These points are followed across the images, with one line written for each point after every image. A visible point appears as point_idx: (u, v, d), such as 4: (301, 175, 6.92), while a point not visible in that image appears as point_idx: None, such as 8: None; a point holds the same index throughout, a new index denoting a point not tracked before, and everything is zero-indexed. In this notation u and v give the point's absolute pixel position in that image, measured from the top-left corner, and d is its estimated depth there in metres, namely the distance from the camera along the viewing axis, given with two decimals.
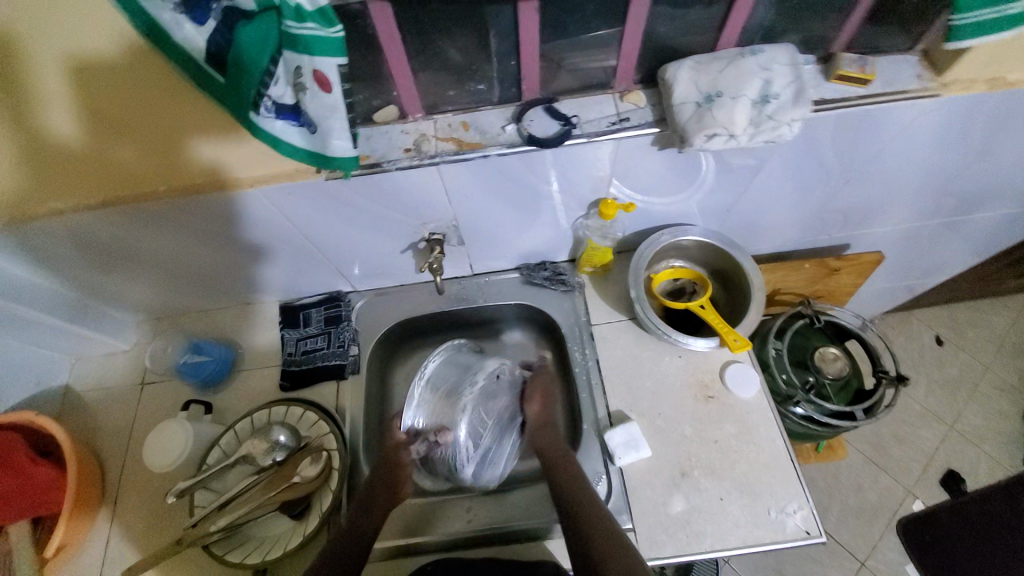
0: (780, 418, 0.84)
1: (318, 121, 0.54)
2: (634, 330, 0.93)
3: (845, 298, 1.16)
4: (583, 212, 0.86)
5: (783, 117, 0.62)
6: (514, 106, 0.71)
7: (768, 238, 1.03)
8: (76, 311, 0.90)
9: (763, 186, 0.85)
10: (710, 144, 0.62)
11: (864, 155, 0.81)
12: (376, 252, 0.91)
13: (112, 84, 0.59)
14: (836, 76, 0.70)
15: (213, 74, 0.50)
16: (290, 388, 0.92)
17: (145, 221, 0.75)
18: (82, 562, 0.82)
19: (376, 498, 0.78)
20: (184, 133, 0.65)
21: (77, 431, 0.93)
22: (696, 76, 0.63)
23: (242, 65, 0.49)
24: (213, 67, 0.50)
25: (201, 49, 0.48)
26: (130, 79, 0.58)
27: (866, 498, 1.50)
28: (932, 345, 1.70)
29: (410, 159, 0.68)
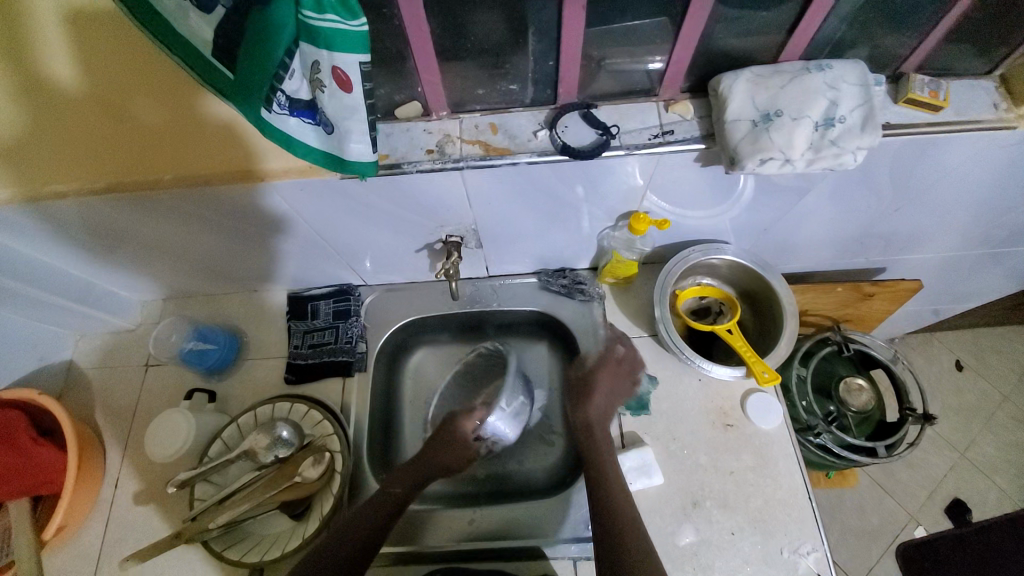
0: (800, 452, 0.81)
1: (337, 122, 0.50)
2: (653, 348, 0.89)
3: (874, 323, 1.10)
4: (610, 223, 0.82)
5: (847, 143, 0.56)
6: (548, 109, 0.66)
7: (800, 259, 0.97)
8: (80, 290, 0.88)
9: (806, 208, 0.79)
10: (762, 168, 0.57)
11: (920, 184, 0.75)
12: (389, 249, 0.87)
13: (122, 60, 0.57)
14: (906, 100, 0.64)
15: (222, 70, 0.45)
16: (294, 381, 0.90)
17: (151, 209, 0.72)
18: (81, 542, 0.82)
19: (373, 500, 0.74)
20: (195, 117, 0.63)
21: (81, 409, 0.92)
22: (754, 91, 0.57)
23: (253, 59, 0.44)
24: (221, 60, 0.45)
25: (209, 41, 0.44)
26: (141, 54, 0.56)
27: (867, 522, 1.46)
28: (952, 370, 1.63)
29: (432, 162, 0.63)
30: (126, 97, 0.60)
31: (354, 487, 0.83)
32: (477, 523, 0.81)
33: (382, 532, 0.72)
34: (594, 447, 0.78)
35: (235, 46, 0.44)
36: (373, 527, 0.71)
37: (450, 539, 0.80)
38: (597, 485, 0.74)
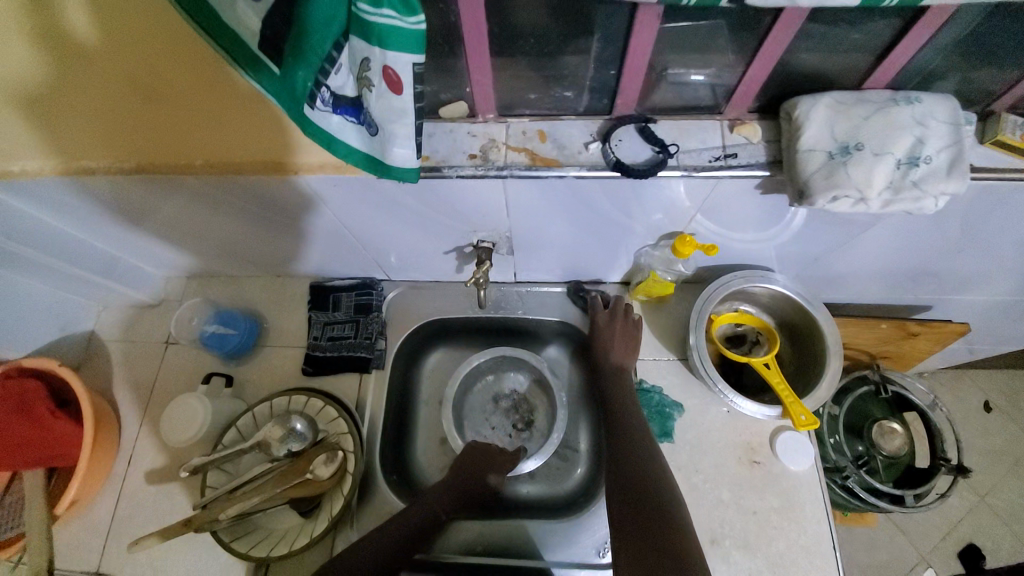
0: (829, 497, 0.78)
1: (382, 124, 0.46)
2: (682, 373, 0.85)
3: (911, 363, 1.04)
4: (652, 241, 0.78)
5: (930, 186, 0.54)
6: (602, 120, 0.62)
7: (844, 292, 0.91)
8: (103, 264, 0.88)
9: (864, 244, 0.74)
10: (833, 205, 0.55)
11: (993, 230, 0.69)
12: (419, 248, 0.84)
13: (144, 34, 0.55)
14: (993, 141, 0.59)
15: (269, 64, 0.43)
16: (312, 373, 0.89)
17: (178, 191, 0.71)
18: (93, 515, 0.83)
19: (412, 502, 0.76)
20: (219, 98, 0.60)
21: (100, 382, 0.92)
22: (834, 120, 0.55)
23: (299, 54, 0.41)
24: (267, 52, 0.42)
25: (256, 31, 0.41)
26: (162, 28, 0.54)
27: (876, 558, 1.25)
28: (979, 411, 1.37)
29: (474, 168, 0.60)
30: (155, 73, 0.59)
31: (363, 488, 0.82)
32: (485, 537, 0.80)
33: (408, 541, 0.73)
34: (622, 457, 0.72)
35: (283, 38, 0.42)
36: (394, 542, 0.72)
37: (457, 549, 0.80)
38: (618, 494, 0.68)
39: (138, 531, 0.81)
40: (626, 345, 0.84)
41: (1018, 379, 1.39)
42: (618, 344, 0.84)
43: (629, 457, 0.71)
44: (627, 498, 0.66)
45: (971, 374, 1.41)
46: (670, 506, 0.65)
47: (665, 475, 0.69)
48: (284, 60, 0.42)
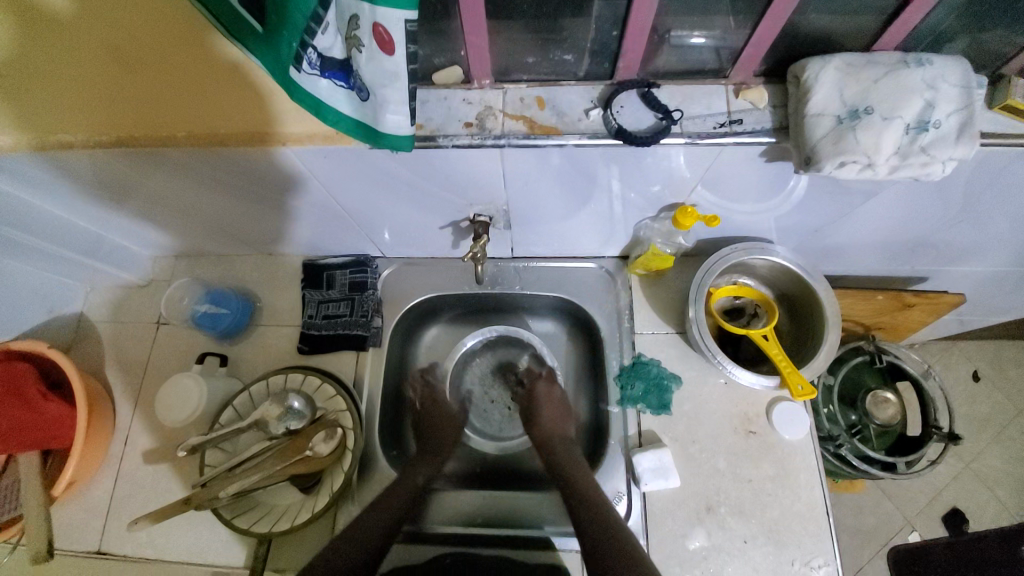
0: (823, 465, 0.79)
1: (374, 89, 0.44)
2: (681, 346, 0.85)
3: (904, 334, 1.05)
4: (652, 214, 0.77)
5: (937, 152, 0.52)
6: (604, 86, 0.60)
7: (842, 264, 0.91)
8: (88, 243, 0.85)
9: (865, 214, 0.73)
10: (840, 171, 0.53)
11: (998, 199, 0.68)
12: (414, 223, 0.82)
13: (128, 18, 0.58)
14: (1001, 106, 0.58)
15: (252, 23, 0.41)
16: (308, 352, 0.88)
17: (163, 165, 0.67)
18: (92, 495, 0.83)
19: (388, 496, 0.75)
20: (203, 66, 0.60)
21: (91, 363, 0.90)
22: (843, 82, 0.53)
23: (284, 12, 0.38)
24: (249, 11, 0.41)
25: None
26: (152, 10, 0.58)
27: (863, 522, 1.29)
28: (967, 380, 1.40)
29: (470, 138, 0.57)
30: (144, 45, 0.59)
31: (364, 463, 0.82)
32: (485, 509, 0.81)
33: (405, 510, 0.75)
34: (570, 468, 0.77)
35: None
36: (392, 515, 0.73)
37: (456, 521, 0.80)
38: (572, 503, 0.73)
39: (138, 510, 0.82)
40: (557, 412, 0.85)
41: (1005, 349, 1.41)
42: (548, 411, 0.85)
43: (576, 479, 0.76)
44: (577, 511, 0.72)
45: (961, 345, 1.42)
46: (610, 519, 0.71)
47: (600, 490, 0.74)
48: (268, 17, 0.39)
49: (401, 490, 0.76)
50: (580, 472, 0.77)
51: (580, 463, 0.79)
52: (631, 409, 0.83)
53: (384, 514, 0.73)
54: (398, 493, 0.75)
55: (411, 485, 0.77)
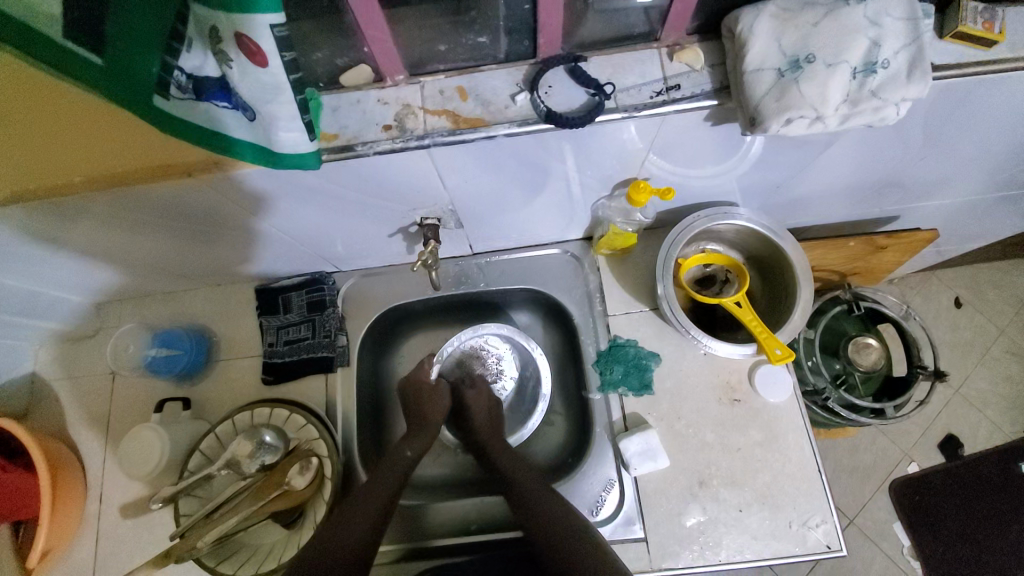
0: (810, 423, 0.78)
1: (257, 107, 0.42)
2: (656, 323, 0.83)
3: (880, 276, 1.04)
4: (606, 193, 0.73)
5: (890, 94, 0.49)
6: (529, 66, 0.56)
7: (810, 216, 0.88)
8: (22, 304, 0.79)
9: (825, 164, 0.70)
10: (789, 128, 0.50)
11: (960, 130, 0.65)
12: (361, 235, 0.78)
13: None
14: (953, 34, 0.54)
15: (90, 56, 0.39)
16: (273, 381, 0.84)
17: (74, 214, 0.62)
18: (75, 559, 0.79)
19: (359, 508, 0.68)
20: (98, 120, 0.55)
21: (53, 424, 0.86)
22: (781, 31, 0.50)
23: (136, 38, 0.38)
24: (81, 44, 0.39)
25: (57, 15, 0.38)
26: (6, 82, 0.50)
27: (860, 460, 1.30)
28: (949, 308, 1.38)
29: (391, 142, 0.54)
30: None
31: (348, 485, 0.80)
32: (476, 515, 0.80)
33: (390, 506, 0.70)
34: (516, 471, 0.76)
35: (99, 19, 0.38)
36: (379, 510, 0.69)
37: (450, 529, 0.79)
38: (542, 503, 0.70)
39: (123, 568, 0.78)
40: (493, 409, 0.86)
41: (984, 271, 1.40)
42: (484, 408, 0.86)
43: (527, 484, 0.73)
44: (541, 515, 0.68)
45: (939, 273, 1.41)
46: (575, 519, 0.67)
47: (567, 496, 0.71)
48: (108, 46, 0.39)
49: (376, 495, 0.70)
50: (529, 478, 0.74)
51: (525, 465, 0.77)
52: (613, 394, 0.80)
53: (369, 511, 0.68)
54: (387, 480, 0.72)
55: (387, 489, 0.71)
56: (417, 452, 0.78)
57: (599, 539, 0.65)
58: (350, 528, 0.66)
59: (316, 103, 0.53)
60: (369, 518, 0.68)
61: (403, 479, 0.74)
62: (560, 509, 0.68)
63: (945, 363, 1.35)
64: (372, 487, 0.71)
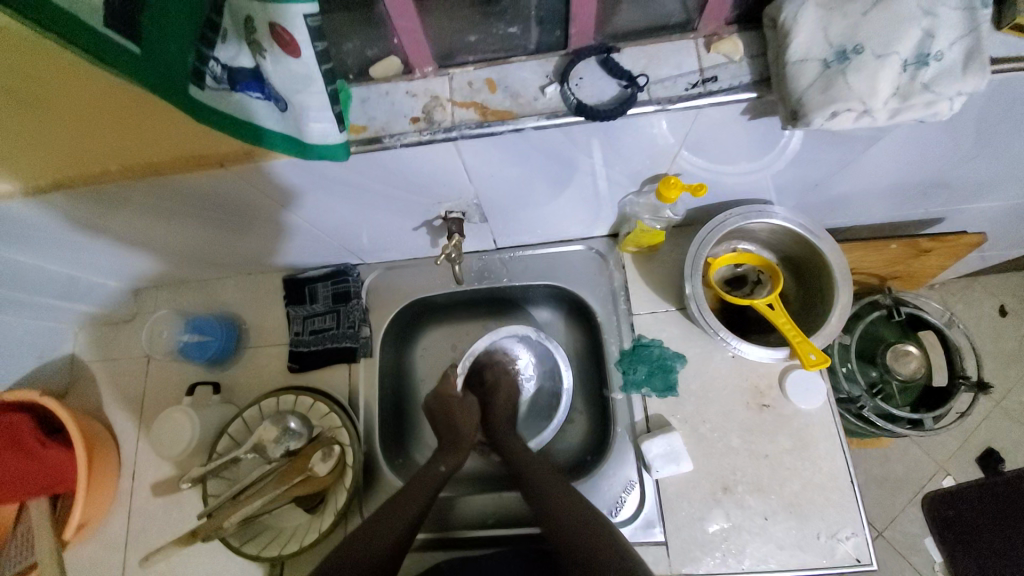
0: (844, 431, 0.75)
1: (289, 97, 0.45)
2: (681, 323, 0.81)
3: (922, 280, 0.99)
4: (634, 188, 0.71)
5: (943, 88, 0.46)
6: (559, 57, 0.55)
7: (849, 215, 0.84)
8: (64, 286, 0.82)
9: (870, 162, 0.66)
10: (833, 122, 0.48)
11: (1021, 127, 0.61)
12: (386, 228, 0.78)
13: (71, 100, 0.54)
14: (1012, 26, 0.50)
15: (124, 43, 0.39)
16: (299, 370, 0.86)
17: (111, 203, 0.64)
18: (107, 533, 0.83)
19: (395, 508, 0.69)
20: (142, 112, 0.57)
21: (91, 404, 0.89)
22: (828, 20, 0.47)
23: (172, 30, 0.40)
24: (119, 31, 0.39)
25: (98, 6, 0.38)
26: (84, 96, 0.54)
27: (892, 471, 1.24)
28: (993, 316, 1.31)
29: (419, 134, 0.54)
30: (26, 82, 0.51)
31: (369, 475, 0.81)
32: (495, 510, 0.80)
33: (422, 514, 0.70)
34: (547, 478, 0.73)
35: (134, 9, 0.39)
36: (414, 513, 0.70)
37: (470, 522, 0.79)
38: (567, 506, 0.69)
39: (152, 544, 0.81)
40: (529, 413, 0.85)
41: None
42: (520, 408, 0.85)
43: (557, 493, 0.71)
44: (563, 520, 0.67)
45: (985, 279, 1.33)
46: (598, 525, 0.66)
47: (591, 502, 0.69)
48: (147, 35, 0.40)
49: (417, 495, 0.72)
50: (563, 488, 0.71)
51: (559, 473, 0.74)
52: (636, 395, 0.79)
53: (404, 511, 0.69)
54: (425, 482, 0.74)
55: (426, 491, 0.73)
56: (450, 468, 0.77)
57: (619, 539, 0.64)
58: (386, 526, 0.67)
59: (345, 95, 0.53)
60: (401, 518, 0.69)
61: (436, 491, 0.74)
62: (580, 517, 0.67)
63: (987, 374, 1.28)
64: (407, 497, 0.71)
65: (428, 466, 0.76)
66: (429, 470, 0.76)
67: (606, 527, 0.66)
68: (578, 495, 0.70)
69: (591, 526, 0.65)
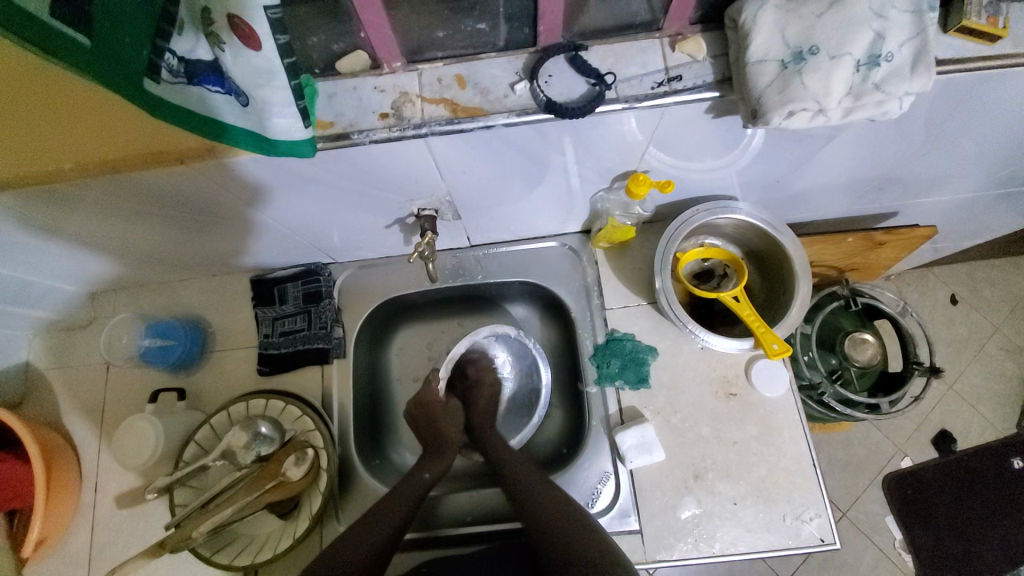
0: (806, 416, 0.78)
1: (250, 91, 0.44)
2: (653, 316, 0.83)
3: (877, 272, 1.04)
4: (605, 185, 0.72)
5: (893, 88, 0.49)
6: (529, 55, 0.55)
7: (809, 210, 0.87)
8: (13, 292, 0.77)
9: (828, 158, 0.69)
10: (792, 120, 0.50)
11: (964, 125, 0.65)
12: (357, 226, 0.77)
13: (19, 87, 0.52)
14: (957, 29, 0.53)
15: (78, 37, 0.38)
16: (269, 373, 0.84)
17: (64, 202, 0.61)
18: (70, 548, 0.79)
19: (380, 515, 0.69)
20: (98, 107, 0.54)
21: (48, 414, 0.85)
22: (785, 21, 0.49)
23: (121, 22, 0.39)
24: (67, 22, 0.37)
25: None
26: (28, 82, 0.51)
27: (854, 454, 1.30)
28: (945, 304, 1.39)
29: (388, 130, 0.53)
30: None
31: (345, 478, 0.80)
32: (473, 507, 0.80)
33: (406, 522, 0.69)
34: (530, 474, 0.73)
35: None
36: (400, 519, 0.69)
37: (452, 520, 0.79)
38: (549, 502, 0.69)
39: (119, 556, 0.78)
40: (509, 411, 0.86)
41: (981, 269, 1.40)
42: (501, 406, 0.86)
43: (539, 492, 0.70)
44: (545, 519, 0.67)
45: (937, 270, 1.41)
46: (577, 521, 0.66)
47: (573, 500, 0.69)
48: (97, 24, 0.38)
49: (403, 500, 0.71)
50: (544, 483, 0.72)
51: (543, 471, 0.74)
52: (610, 388, 0.80)
53: (390, 517, 0.69)
54: (412, 489, 0.73)
55: (413, 495, 0.72)
56: (434, 475, 0.76)
57: (594, 531, 0.65)
58: (371, 533, 0.66)
59: (310, 89, 0.52)
60: (386, 524, 0.68)
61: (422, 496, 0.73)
62: (563, 512, 0.67)
63: (939, 360, 1.36)
64: (391, 505, 0.70)
65: (415, 472, 0.76)
66: (413, 477, 0.75)
67: (589, 521, 0.66)
68: (561, 493, 0.70)
69: (574, 521, 0.66)
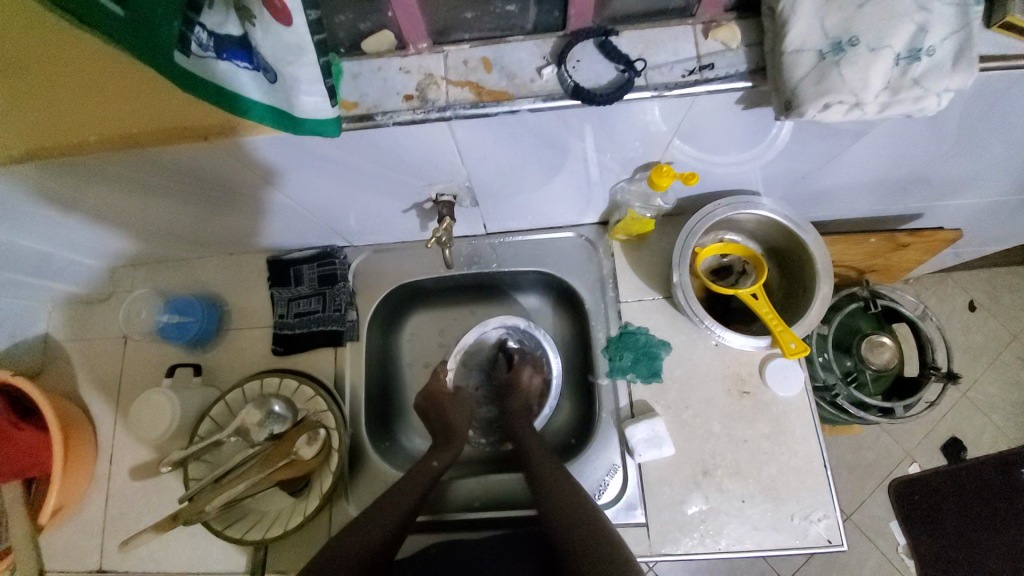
0: (819, 417, 0.77)
1: (278, 67, 0.43)
2: (669, 311, 0.82)
3: (898, 274, 1.03)
4: (626, 176, 0.72)
5: (933, 83, 0.47)
6: (557, 39, 0.54)
7: (833, 208, 0.86)
8: (36, 263, 0.78)
9: (858, 155, 0.68)
10: (825, 114, 0.49)
11: (1001, 126, 0.62)
12: (374, 210, 0.77)
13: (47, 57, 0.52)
14: (1000, 25, 0.51)
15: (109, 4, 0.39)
16: (283, 352, 0.84)
17: (88, 176, 0.61)
18: (85, 517, 0.81)
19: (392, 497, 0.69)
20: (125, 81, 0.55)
21: (66, 385, 0.87)
22: (825, 11, 0.47)
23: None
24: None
25: None
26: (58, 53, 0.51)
27: (862, 457, 1.29)
28: (963, 311, 1.36)
29: (412, 112, 0.53)
30: None
31: (355, 459, 0.81)
32: (482, 494, 0.81)
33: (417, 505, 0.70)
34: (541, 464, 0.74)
35: None
36: (411, 502, 0.70)
37: (461, 506, 0.80)
38: (559, 492, 0.69)
39: (133, 526, 0.80)
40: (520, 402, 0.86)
41: (1002, 276, 1.37)
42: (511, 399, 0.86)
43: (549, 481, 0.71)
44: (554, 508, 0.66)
45: (957, 274, 1.38)
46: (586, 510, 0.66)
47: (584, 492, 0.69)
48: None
49: (413, 484, 0.72)
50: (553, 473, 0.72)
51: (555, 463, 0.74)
52: (621, 381, 0.80)
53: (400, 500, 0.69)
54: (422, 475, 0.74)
55: (423, 479, 0.73)
56: (444, 461, 0.77)
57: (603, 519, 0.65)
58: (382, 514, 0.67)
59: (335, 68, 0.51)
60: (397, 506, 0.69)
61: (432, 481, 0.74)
62: (572, 501, 0.67)
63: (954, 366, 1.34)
64: (399, 489, 0.71)
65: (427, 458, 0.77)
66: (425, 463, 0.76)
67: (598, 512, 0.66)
68: (571, 483, 0.70)
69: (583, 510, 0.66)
